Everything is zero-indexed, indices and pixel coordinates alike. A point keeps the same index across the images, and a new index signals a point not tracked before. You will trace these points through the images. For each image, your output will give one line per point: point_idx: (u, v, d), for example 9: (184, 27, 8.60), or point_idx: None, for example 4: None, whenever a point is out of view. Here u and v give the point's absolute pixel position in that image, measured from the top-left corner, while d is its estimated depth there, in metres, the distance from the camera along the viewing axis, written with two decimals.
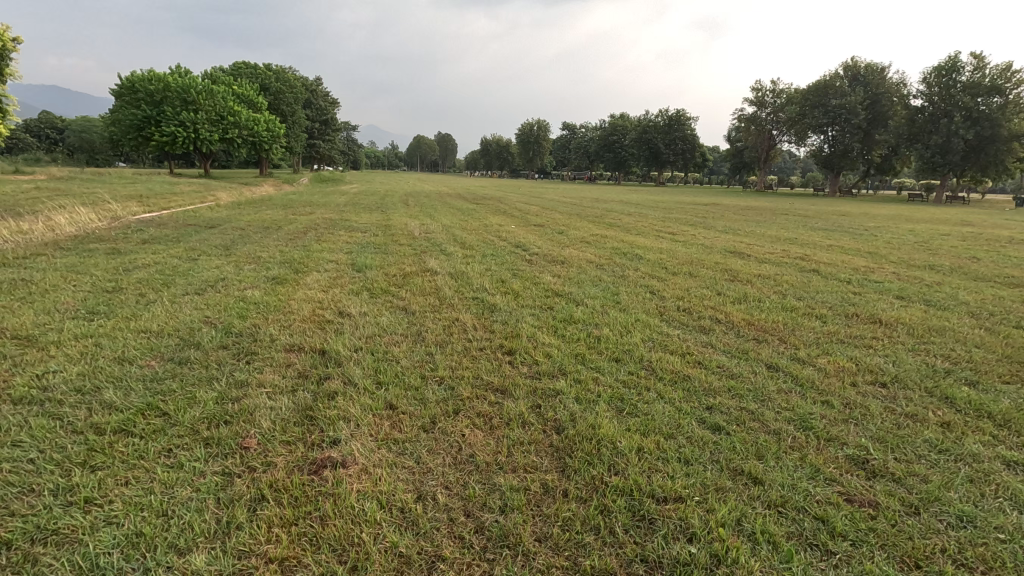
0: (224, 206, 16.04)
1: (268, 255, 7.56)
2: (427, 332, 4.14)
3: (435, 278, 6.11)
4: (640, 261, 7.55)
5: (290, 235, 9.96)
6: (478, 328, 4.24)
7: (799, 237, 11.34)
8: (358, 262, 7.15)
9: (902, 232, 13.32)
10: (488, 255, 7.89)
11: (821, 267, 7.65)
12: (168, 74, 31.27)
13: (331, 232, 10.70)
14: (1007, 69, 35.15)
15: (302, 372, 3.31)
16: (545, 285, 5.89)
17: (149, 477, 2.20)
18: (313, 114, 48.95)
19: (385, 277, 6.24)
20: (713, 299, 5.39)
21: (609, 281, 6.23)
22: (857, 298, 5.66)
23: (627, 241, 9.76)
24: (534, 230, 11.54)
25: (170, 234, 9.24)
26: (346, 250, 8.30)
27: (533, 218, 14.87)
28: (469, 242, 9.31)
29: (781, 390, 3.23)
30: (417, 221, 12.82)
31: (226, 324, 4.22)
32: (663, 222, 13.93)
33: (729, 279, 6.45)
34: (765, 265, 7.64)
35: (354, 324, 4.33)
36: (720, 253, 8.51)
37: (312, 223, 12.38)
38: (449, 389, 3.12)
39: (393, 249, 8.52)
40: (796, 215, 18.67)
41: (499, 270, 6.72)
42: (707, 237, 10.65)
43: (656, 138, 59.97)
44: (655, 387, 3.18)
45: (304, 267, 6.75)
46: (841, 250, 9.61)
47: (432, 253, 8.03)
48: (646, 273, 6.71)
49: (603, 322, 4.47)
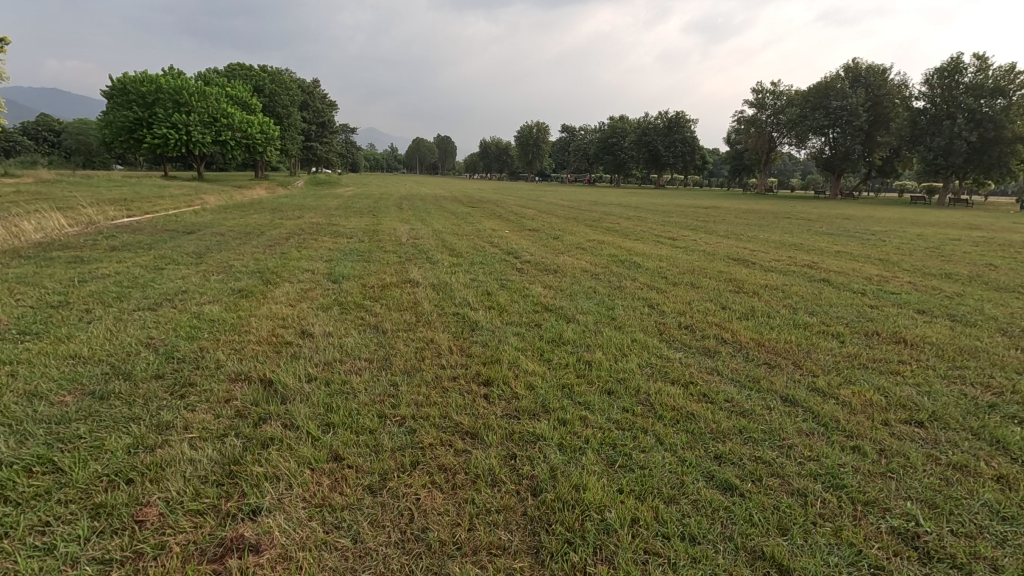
0: (211, 210, 15.58)
1: (241, 264, 7.09)
2: (395, 357, 3.66)
3: (415, 290, 5.64)
4: (638, 270, 7.08)
5: (270, 241, 9.49)
6: (453, 352, 3.76)
7: (805, 243, 10.89)
8: (335, 272, 6.68)
9: (911, 236, 12.87)
10: (476, 264, 7.42)
11: (831, 275, 7.19)
12: (161, 76, 30.86)
13: (316, 237, 10.22)
14: (1010, 70, 34.70)
15: (239, 411, 2.83)
16: (535, 298, 5.42)
17: (5, 567, 1.72)
18: (310, 116, 48.56)
19: (361, 288, 5.76)
20: (718, 315, 4.92)
21: (604, 292, 5.77)
22: (874, 312, 5.20)
23: (625, 247, 9.30)
24: (529, 235, 11.09)
25: (143, 241, 8.76)
26: (326, 258, 7.83)
27: (529, 221, 14.44)
28: (458, 249, 8.85)
29: (800, 431, 2.75)
30: (407, 226, 12.36)
31: (168, 348, 3.73)
32: (663, 227, 13.48)
33: (734, 290, 5.99)
34: (771, 274, 7.16)
35: (315, 347, 3.85)
36: (723, 261, 8.03)
37: (298, 228, 11.92)
38: (410, 434, 2.64)
39: (376, 256, 8.04)
40: (799, 218, 18.23)
41: (486, 281, 6.25)
42: (710, 243, 10.19)
43: (655, 141, 59.61)
44: (653, 429, 2.70)
45: (277, 278, 6.26)
46: (850, 257, 9.16)
47: (417, 261, 7.56)
48: (644, 284, 6.24)
49: (595, 343, 3.99)
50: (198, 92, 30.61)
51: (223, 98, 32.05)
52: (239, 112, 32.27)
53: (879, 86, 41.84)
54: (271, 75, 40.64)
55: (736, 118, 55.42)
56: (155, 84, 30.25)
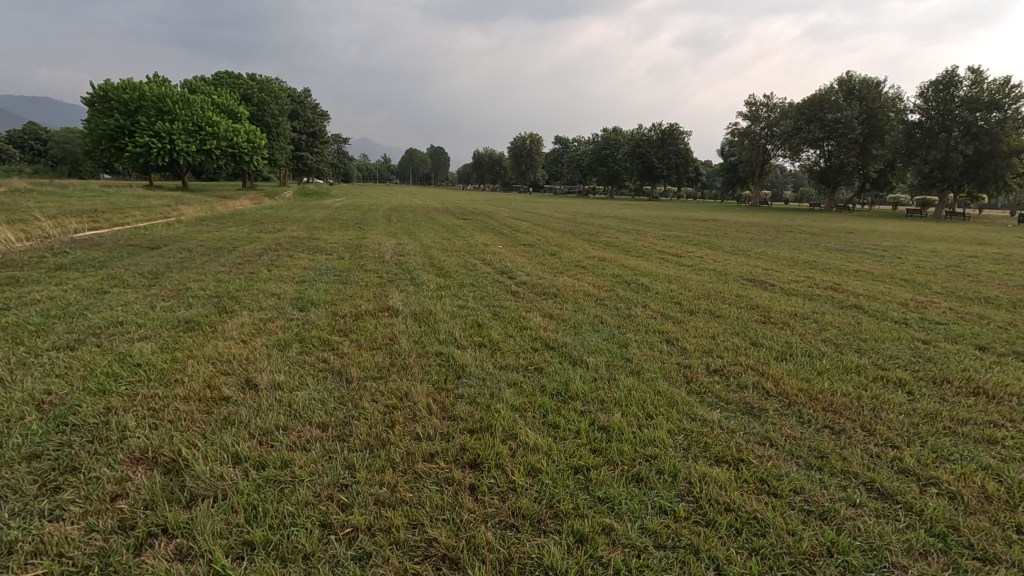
0: (186, 221, 14.71)
1: (200, 286, 6.26)
2: (359, 422, 2.86)
3: (394, 321, 4.85)
4: (648, 294, 6.35)
5: (241, 258, 8.65)
6: (433, 413, 2.96)
7: (819, 260, 10.20)
8: (305, 296, 5.85)
9: (928, 253, 12.20)
10: (466, 286, 6.63)
11: (860, 300, 6.47)
12: (144, 83, 30.03)
13: (292, 253, 9.41)
14: (1006, 83, 34.55)
15: (123, 520, 2.00)
16: (533, 330, 4.64)
17: None
18: (300, 126, 47.80)
19: (331, 319, 4.94)
20: (751, 354, 4.17)
21: (613, 323, 4.99)
22: (929, 350, 4.44)
23: (628, 266, 8.58)
24: (524, 251, 10.35)
25: (97, 258, 7.90)
26: (298, 279, 7.00)
27: (523, 235, 13.70)
28: (447, 267, 8.06)
29: (913, 549, 1.96)
30: (394, 240, 11.58)
31: (63, 410, 2.87)
32: (665, 242, 12.78)
33: (760, 321, 5.23)
34: (795, 298, 6.44)
35: (257, 406, 3.03)
36: (739, 282, 7.33)
37: (276, 242, 11.12)
38: (362, 561, 1.83)
39: (355, 276, 7.25)
40: (802, 232, 17.64)
41: (477, 308, 5.46)
42: (718, 261, 9.47)
43: (649, 153, 59.42)
44: (707, 552, 1.91)
45: (235, 305, 5.44)
46: (872, 277, 8.46)
47: (400, 282, 6.80)
48: (656, 312, 5.49)
49: (611, 399, 3.20)
50: (182, 100, 29.81)
51: (209, 106, 31.24)
52: (225, 120, 31.47)
53: (874, 99, 42.20)
54: (259, 83, 39.87)
55: (730, 130, 55.28)
56: (138, 91, 29.36)
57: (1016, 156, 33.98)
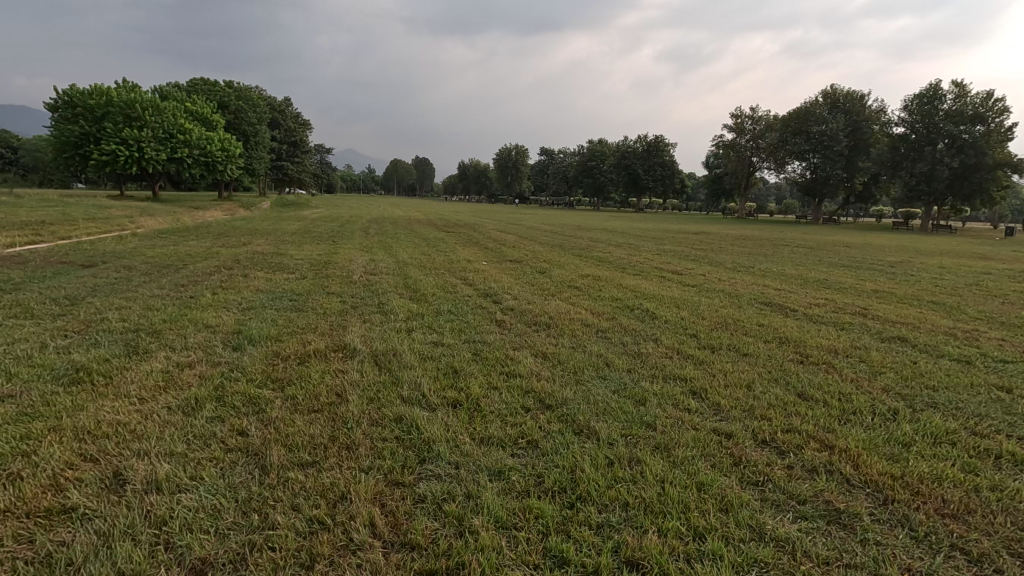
0: (143, 235, 13.51)
1: (120, 317, 5.18)
2: (257, 564, 1.83)
3: (348, 366, 3.86)
4: (655, 323, 5.45)
5: (186, 278, 7.57)
6: (375, 543, 1.96)
7: (830, 279, 9.41)
8: (244, 330, 4.79)
9: (938, 270, 11.49)
10: (442, 313, 5.67)
11: (895, 328, 5.64)
12: (113, 89, 28.69)
13: (248, 272, 8.34)
14: (988, 97, 34.68)
15: None
16: (522, 379, 3.67)
17: None
18: (281, 135, 46.61)
19: (268, 365, 3.89)
20: (806, 414, 3.25)
21: (622, 366, 4.06)
22: (1017, 402, 3.55)
23: (627, 286, 7.70)
24: (510, 269, 9.41)
25: (12, 279, 6.76)
26: (245, 305, 5.95)
27: (509, 250, 12.79)
28: (423, 289, 7.09)
29: None
30: (368, 256, 10.62)
31: None
32: (660, 257, 11.95)
33: (796, 360, 4.33)
34: (823, 327, 5.58)
35: (110, 528, 1.98)
36: (754, 307, 6.47)
37: (236, 258, 10.05)
38: None
39: (314, 301, 6.23)
40: (800, 246, 16.97)
41: (453, 346, 4.46)
42: (724, 280, 8.62)
43: (634, 164, 59.23)
44: None
45: (153, 343, 4.36)
46: (894, 299, 7.65)
47: (366, 310, 5.82)
48: (669, 347, 4.59)
49: (639, 504, 2.23)
50: (152, 106, 28.52)
51: (181, 114, 30.02)
52: (198, 128, 30.25)
53: (857, 112, 42.38)
54: (237, 91, 38.74)
55: (715, 143, 55.31)
56: (106, 97, 28.07)
57: (1001, 169, 34.00)
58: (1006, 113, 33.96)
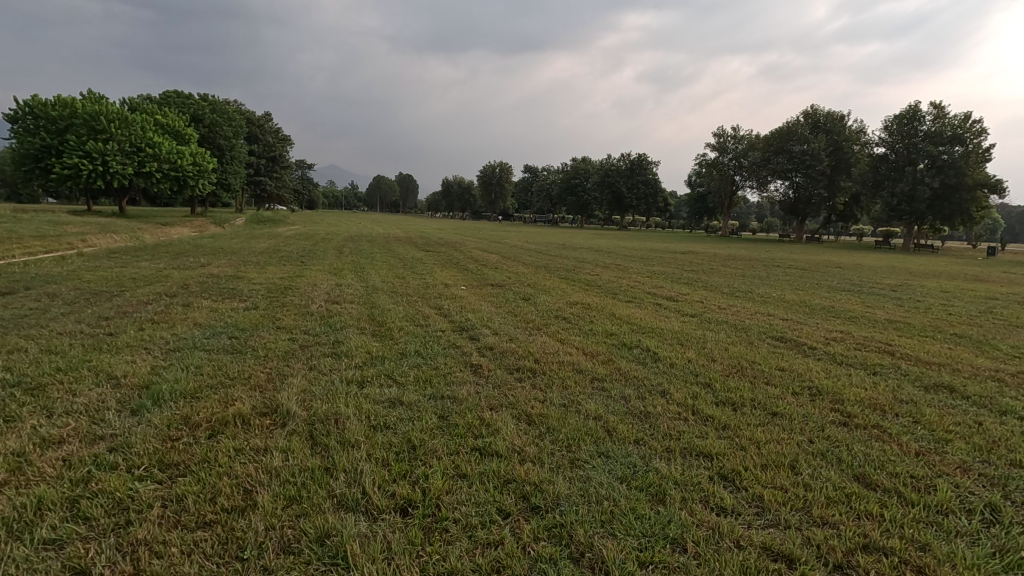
0: (91, 255, 12.36)
1: (2, 365, 4.17)
2: None
3: (271, 443, 2.93)
4: (659, 367, 4.62)
5: (116, 308, 6.54)
6: None
7: (837, 306, 8.69)
8: (155, 385, 3.83)
9: (944, 295, 10.86)
10: (408, 355, 4.78)
11: (932, 372, 4.87)
12: (79, 100, 27.48)
13: (193, 299, 7.32)
14: (966, 119, 35.04)
15: None
16: (501, 463, 2.81)
17: None
18: (258, 149, 45.52)
19: (166, 441, 2.94)
20: (883, 516, 2.42)
21: (627, 436, 3.19)
22: None
23: (621, 317, 6.87)
24: (491, 295, 8.55)
25: None
26: (172, 345, 4.97)
27: (490, 272, 11.94)
28: (389, 322, 6.19)
29: None
30: (334, 280, 9.68)
31: None
32: (652, 281, 11.19)
33: (838, 424, 3.49)
34: (853, 371, 4.80)
35: None
36: (766, 345, 5.70)
37: (185, 282, 9.01)
38: None
39: (258, 339, 5.29)
40: (792, 268, 16.41)
41: (415, 405, 3.57)
42: (725, 309, 7.85)
43: (618, 182, 59.17)
44: None
45: (23, 407, 3.36)
46: (913, 331, 6.93)
47: (317, 351, 4.88)
48: (681, 405, 3.75)
49: None
50: (119, 119, 27.33)
51: (150, 127, 28.85)
52: (168, 141, 29.13)
53: (838, 132, 42.63)
54: (211, 104, 37.62)
55: (698, 161, 55.55)
56: (70, 108, 26.80)
57: (980, 189, 34.17)
58: (984, 134, 34.22)
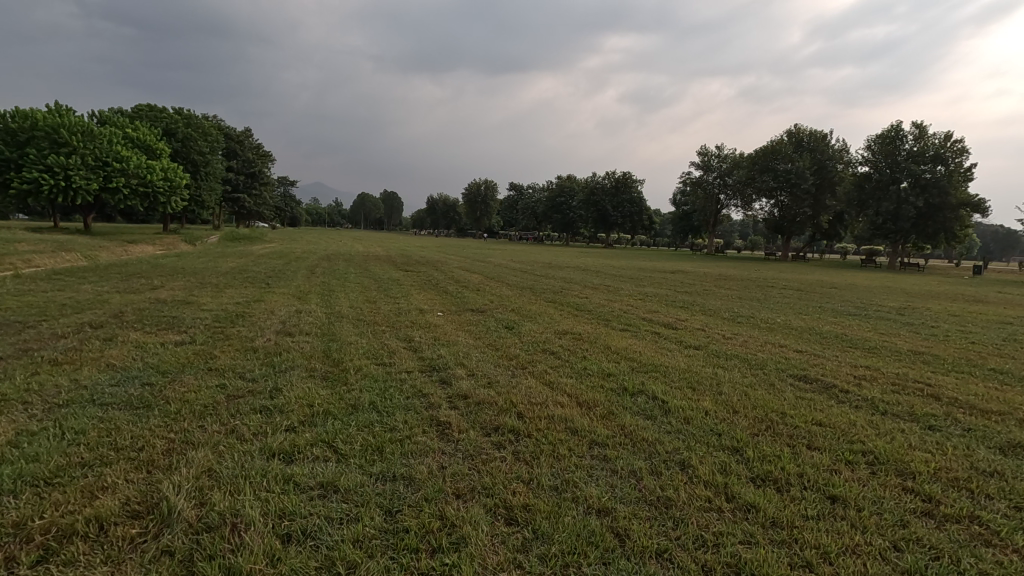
0: (27, 276, 11.14)
1: None
2: None
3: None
4: (672, 423, 3.73)
5: (17, 344, 5.44)
6: None
7: (850, 335, 7.90)
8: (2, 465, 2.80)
9: (956, 320, 10.15)
10: (358, 410, 3.82)
11: (996, 424, 4.03)
12: (42, 112, 26.23)
13: (120, 331, 6.26)
14: (948, 139, 35.28)
15: None
16: None
17: None
18: (236, 166, 44.37)
19: None
20: None
21: (647, 545, 2.27)
22: None
23: (618, 351, 5.97)
24: (470, 323, 7.63)
25: None
26: (59, 398, 3.92)
27: (471, 295, 11.03)
28: (346, 361, 5.22)
29: None
30: (295, 306, 8.66)
31: None
32: (647, 304, 10.34)
33: (921, 515, 2.62)
34: (904, 424, 3.94)
35: None
36: (790, 387, 4.84)
37: (121, 308, 7.90)
38: None
39: (178, 386, 4.28)
40: (787, 288, 15.76)
41: (352, 495, 2.61)
42: (732, 340, 6.99)
43: (604, 201, 58.94)
44: None
45: None
46: (945, 366, 6.13)
47: (245, 404, 3.90)
48: (710, 486, 2.84)
49: None
50: (85, 132, 26.13)
51: (118, 140, 27.67)
52: (137, 155, 27.95)
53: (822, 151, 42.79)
54: (186, 118, 36.51)
55: (683, 180, 55.61)
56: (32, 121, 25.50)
57: (963, 208, 34.24)
58: (965, 153, 34.45)
